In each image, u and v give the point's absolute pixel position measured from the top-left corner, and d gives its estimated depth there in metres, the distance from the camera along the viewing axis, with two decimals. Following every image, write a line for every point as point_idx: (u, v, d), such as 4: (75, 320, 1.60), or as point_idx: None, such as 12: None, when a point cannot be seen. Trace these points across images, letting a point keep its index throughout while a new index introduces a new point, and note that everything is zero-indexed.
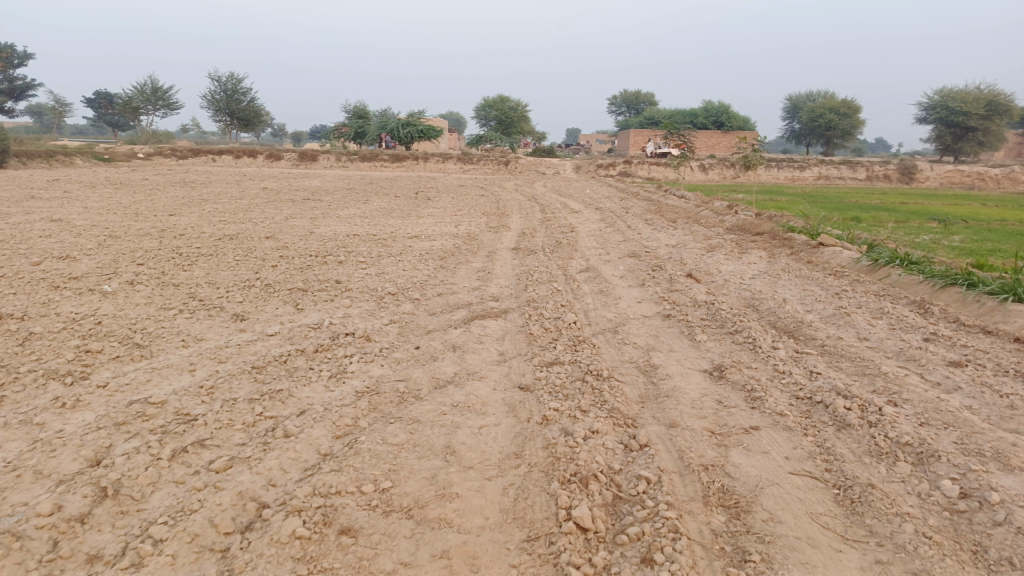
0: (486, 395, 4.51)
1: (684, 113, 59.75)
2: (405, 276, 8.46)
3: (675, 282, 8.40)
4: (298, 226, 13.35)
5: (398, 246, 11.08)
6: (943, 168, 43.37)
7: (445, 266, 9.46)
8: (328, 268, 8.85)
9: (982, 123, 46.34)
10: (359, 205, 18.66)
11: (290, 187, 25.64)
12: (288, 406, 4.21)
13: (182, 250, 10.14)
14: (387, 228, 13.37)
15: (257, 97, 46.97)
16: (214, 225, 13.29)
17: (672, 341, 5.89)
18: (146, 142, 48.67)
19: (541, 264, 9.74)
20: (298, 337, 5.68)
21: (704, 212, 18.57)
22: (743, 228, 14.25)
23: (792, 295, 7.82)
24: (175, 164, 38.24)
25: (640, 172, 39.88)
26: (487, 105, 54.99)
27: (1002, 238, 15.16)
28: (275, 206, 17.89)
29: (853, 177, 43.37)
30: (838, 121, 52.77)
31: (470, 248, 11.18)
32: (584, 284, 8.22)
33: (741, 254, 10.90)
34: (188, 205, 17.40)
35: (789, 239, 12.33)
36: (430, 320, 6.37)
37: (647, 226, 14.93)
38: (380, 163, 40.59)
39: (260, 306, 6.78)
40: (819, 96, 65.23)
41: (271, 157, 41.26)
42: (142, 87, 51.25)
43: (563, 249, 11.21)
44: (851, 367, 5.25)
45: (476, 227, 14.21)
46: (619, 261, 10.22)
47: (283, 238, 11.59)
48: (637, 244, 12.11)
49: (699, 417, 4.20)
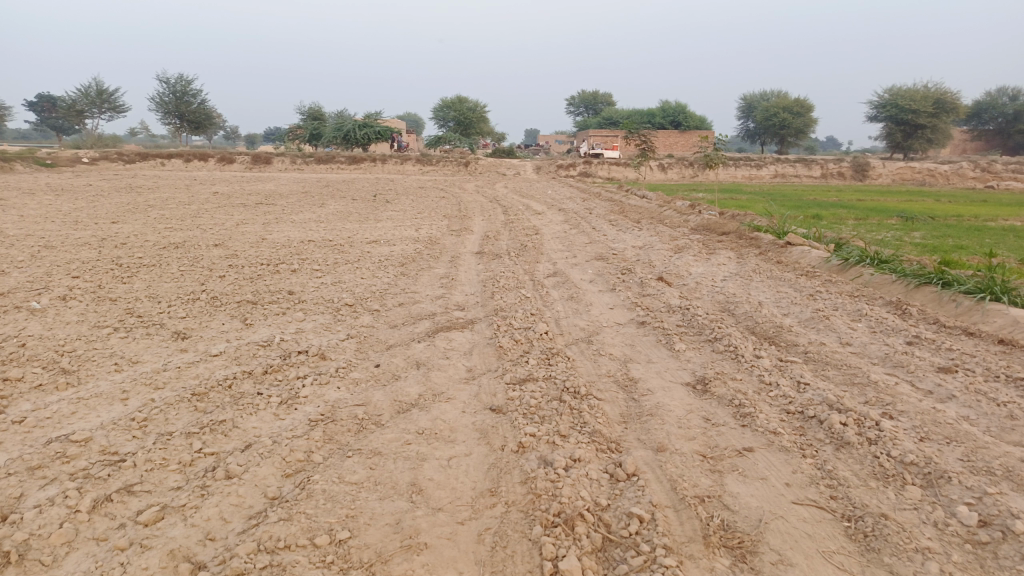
0: (455, 419, 4.10)
1: (642, 113, 60.03)
2: (363, 285, 8.00)
3: (646, 285, 8.10)
4: (250, 233, 12.75)
5: (356, 252, 10.59)
6: (894, 165, 44.28)
7: (406, 272, 9.03)
8: (280, 278, 8.34)
9: (930, 120, 47.48)
10: (315, 209, 18.05)
11: (243, 191, 24.81)
12: (231, 439, 3.75)
13: (123, 261, 9.50)
14: (344, 233, 12.85)
15: (208, 99, 45.70)
16: (159, 233, 12.61)
17: (650, 351, 5.56)
18: (91, 145, 46.98)
19: (506, 269, 9.36)
20: (245, 357, 5.20)
21: (667, 211, 18.42)
22: (708, 228, 14.08)
23: (766, 297, 7.58)
24: (123, 168, 36.91)
25: (601, 172, 39.84)
26: (445, 106, 54.49)
27: (961, 234, 15.28)
28: (226, 211, 17.18)
29: (808, 175, 44.00)
30: (792, 120, 53.60)
31: (431, 253, 10.75)
32: (552, 290, 7.87)
33: (710, 255, 10.68)
34: (133, 212, 16.57)
35: (756, 238, 12.18)
36: (391, 334, 5.93)
37: (612, 227, 14.67)
38: (337, 165, 39.79)
39: (205, 322, 6.26)
40: (773, 96, 66.23)
41: (224, 161, 40.10)
42: (86, 89, 49.42)
43: (528, 253, 10.85)
44: (839, 376, 4.99)
45: (437, 230, 13.76)
46: (586, 264, 9.91)
47: (233, 246, 11.00)
48: (603, 246, 11.81)
49: (687, 439, 3.86)
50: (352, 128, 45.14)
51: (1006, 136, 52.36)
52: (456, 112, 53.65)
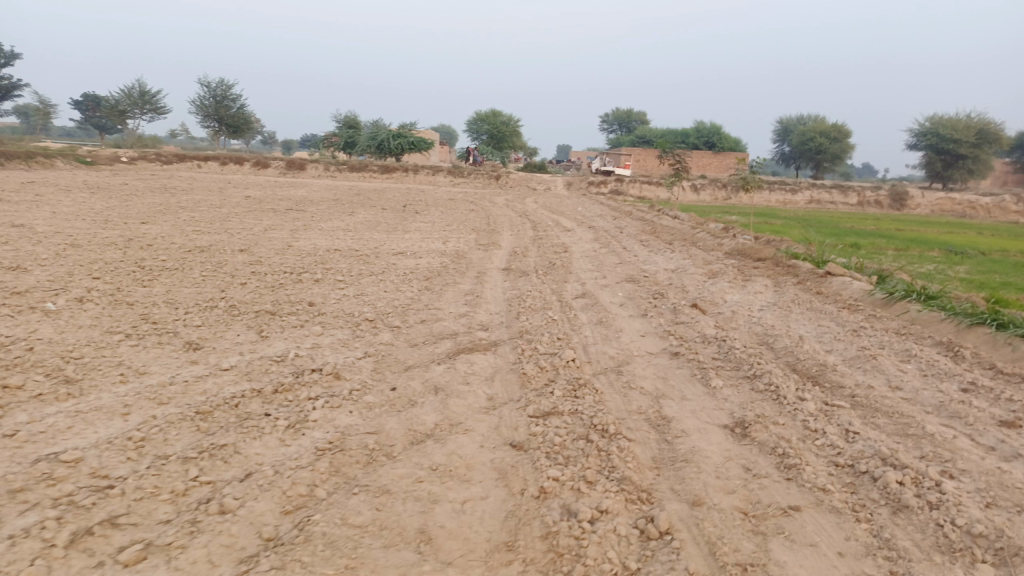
0: (472, 454, 3.81)
1: (676, 132, 59.54)
2: (385, 299, 7.75)
3: (680, 312, 7.74)
4: (276, 239, 12.62)
5: (381, 264, 10.37)
6: (934, 195, 43.25)
7: (430, 287, 8.77)
8: (302, 288, 8.13)
9: (972, 150, 46.36)
10: (343, 217, 17.93)
11: (274, 196, 24.87)
12: (230, 467, 3.50)
13: (146, 263, 9.39)
14: (370, 243, 12.65)
15: (246, 103, 46.26)
16: (186, 235, 12.53)
17: (683, 386, 5.21)
18: (131, 144, 47.82)
19: (534, 288, 9.06)
20: (256, 373, 4.96)
21: (700, 234, 17.99)
22: (743, 253, 13.66)
23: (807, 331, 7.18)
24: (159, 169, 37.38)
25: (632, 191, 39.44)
26: (479, 119, 54.57)
27: (1008, 270, 14.64)
28: (255, 215, 17.13)
29: (845, 202, 43.14)
30: (829, 145, 52.73)
31: (457, 268, 10.50)
32: (580, 313, 7.55)
33: (746, 282, 10.27)
34: (163, 213, 16.60)
35: (794, 266, 11.73)
36: (411, 354, 5.66)
37: (644, 248, 14.31)
38: (369, 174, 39.93)
39: (220, 332, 6.04)
40: (810, 120, 65.36)
41: (258, 165, 40.45)
42: (129, 89, 50.33)
43: (556, 271, 10.55)
44: (891, 425, 4.60)
45: (464, 244, 13.52)
46: (616, 286, 9.57)
47: (258, 252, 10.85)
48: (634, 267, 11.47)
49: (725, 492, 3.51)
50: (385, 137, 45.33)
51: None
52: (489, 125, 53.67)
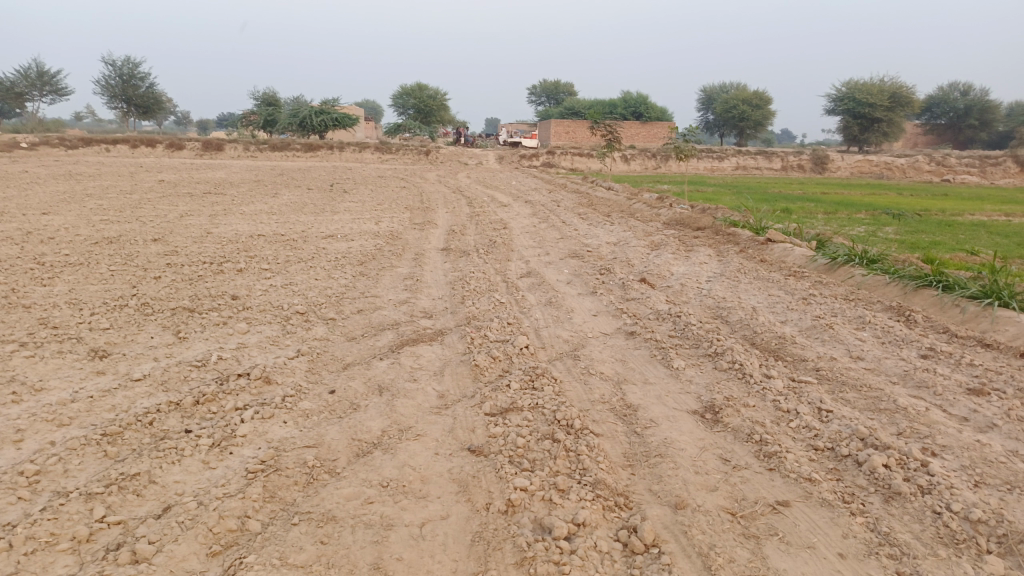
0: (427, 464, 3.40)
1: (604, 103, 59.57)
2: (317, 288, 7.19)
3: (628, 287, 7.47)
4: (194, 227, 11.75)
5: (311, 249, 9.74)
6: (853, 159, 44.68)
7: (365, 272, 8.23)
8: (224, 280, 7.47)
9: (886, 114, 48.03)
10: (267, 200, 17.01)
11: (190, 180, 23.48)
12: (145, 501, 3.00)
13: (45, 258, 8.50)
14: (298, 227, 11.94)
15: (155, 82, 43.68)
16: (92, 226, 11.52)
17: (644, 369, 4.91)
18: (31, 129, 44.60)
19: (475, 268, 8.64)
20: (173, 382, 4.40)
21: (636, 204, 17.86)
22: (681, 223, 13.55)
23: (759, 302, 7.01)
24: (63, 154, 34.94)
25: (564, 163, 39.23)
26: (404, 94, 53.27)
27: (933, 229, 15.04)
28: (171, 201, 16.05)
29: (769, 167, 44.09)
30: (752, 112, 53.75)
31: (392, 250, 9.96)
32: (526, 294, 7.19)
33: (689, 252, 10.11)
34: (67, 202, 15.33)
35: (734, 234, 11.66)
36: (349, 350, 5.17)
37: (582, 221, 14.03)
38: (293, 153, 38.43)
39: (131, 335, 5.40)
40: (732, 88, 66.58)
41: (173, 147, 38.34)
42: (25, 69, 46.80)
43: (497, 250, 10.14)
44: (861, 399, 4.42)
45: (398, 224, 12.93)
46: (560, 263, 9.23)
47: (174, 242, 10.03)
48: (575, 242, 11.17)
49: (708, 489, 3.23)
50: (308, 115, 43.68)
51: (957, 131, 53.36)
52: (416, 99, 52.40)
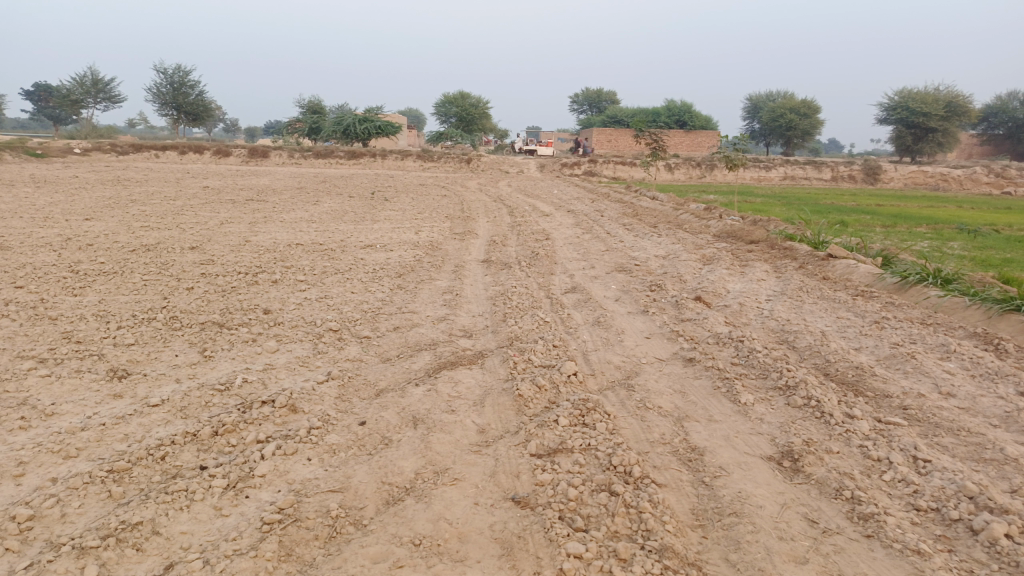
0: (467, 518, 2.97)
1: (647, 112, 58.80)
2: (353, 302, 6.84)
3: (683, 306, 6.96)
4: (232, 235, 11.57)
5: (348, 259, 9.43)
6: (906, 169, 43.15)
7: (403, 285, 7.86)
8: (258, 292, 7.17)
9: (941, 123, 46.35)
10: (308, 207, 16.86)
11: (233, 186, 23.58)
12: (146, 558, 2.63)
13: (80, 266, 8.34)
14: (336, 236, 11.68)
15: (204, 90, 44.47)
16: (132, 232, 11.42)
17: (707, 403, 4.41)
18: (87, 136, 45.82)
19: (518, 282, 8.21)
20: (194, 409, 4.05)
21: (684, 215, 17.26)
22: (733, 235, 12.93)
23: (828, 325, 6.44)
24: (114, 160, 35.68)
25: (606, 171, 38.66)
26: (446, 102, 53.34)
27: (1003, 244, 14.12)
28: (212, 208, 15.99)
29: (818, 178, 42.82)
30: (799, 121, 52.45)
31: (432, 261, 9.59)
32: (573, 312, 6.72)
33: (744, 268, 9.53)
34: (111, 208, 15.36)
35: (790, 249, 11.03)
36: (383, 373, 4.78)
37: (628, 232, 13.52)
38: (335, 160, 38.65)
39: (155, 353, 5.09)
40: (779, 96, 65.22)
41: (219, 154, 38.86)
42: (81, 78, 48.22)
43: (541, 262, 9.70)
44: (961, 445, 3.86)
45: (438, 234, 12.58)
46: (608, 278, 8.75)
47: (211, 250, 9.83)
48: (622, 255, 10.68)
49: (796, 562, 2.74)
50: (352, 122, 43.92)
51: (1016, 141, 51.22)
52: (457, 107, 52.39)
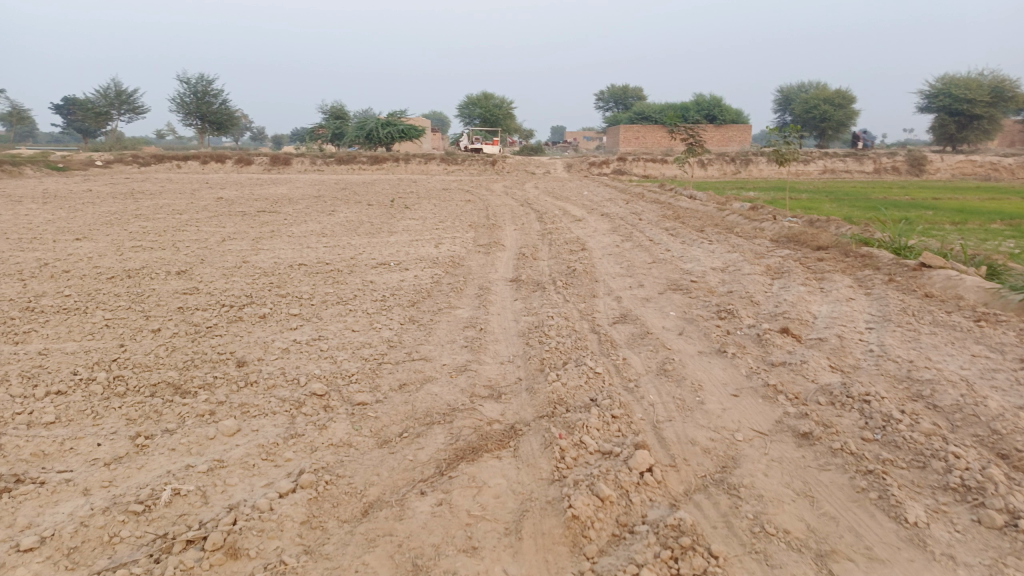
0: None
1: (677, 106, 56.91)
2: (352, 346, 5.49)
3: (769, 342, 5.46)
4: (231, 253, 10.31)
5: (355, 283, 8.08)
6: (954, 158, 40.73)
7: (416, 317, 6.49)
8: (237, 333, 5.84)
9: (988, 110, 43.86)
10: (321, 218, 15.59)
11: (249, 196, 22.42)
12: None
13: (40, 301, 7.09)
14: (346, 253, 10.35)
15: (226, 98, 43.68)
16: (119, 255, 10.21)
17: (856, 523, 2.97)
18: (110, 147, 45.45)
19: (555, 309, 6.79)
20: (87, 555, 2.71)
21: (731, 217, 15.67)
22: (795, 242, 11.35)
23: (968, 370, 4.92)
24: (135, 172, 34.99)
25: (636, 170, 37.02)
26: (470, 103, 52.05)
27: None
28: (218, 222, 14.79)
29: (860, 170, 40.60)
30: (835, 111, 50.21)
31: (452, 282, 8.21)
32: (629, 353, 5.29)
33: (824, 285, 8.01)
34: (110, 224, 14.23)
35: (870, 258, 9.44)
36: (376, 470, 3.40)
37: (674, 239, 12.01)
38: (358, 166, 37.56)
39: (71, 440, 3.74)
40: (812, 87, 62.80)
41: (241, 163, 37.95)
42: (105, 89, 48.00)
43: (581, 280, 8.28)
44: None
45: (460, 247, 11.20)
46: (662, 300, 7.28)
47: (199, 275, 8.55)
48: (673, 268, 9.21)
49: None
50: (374, 127, 42.87)
51: None
52: (481, 108, 51.05)
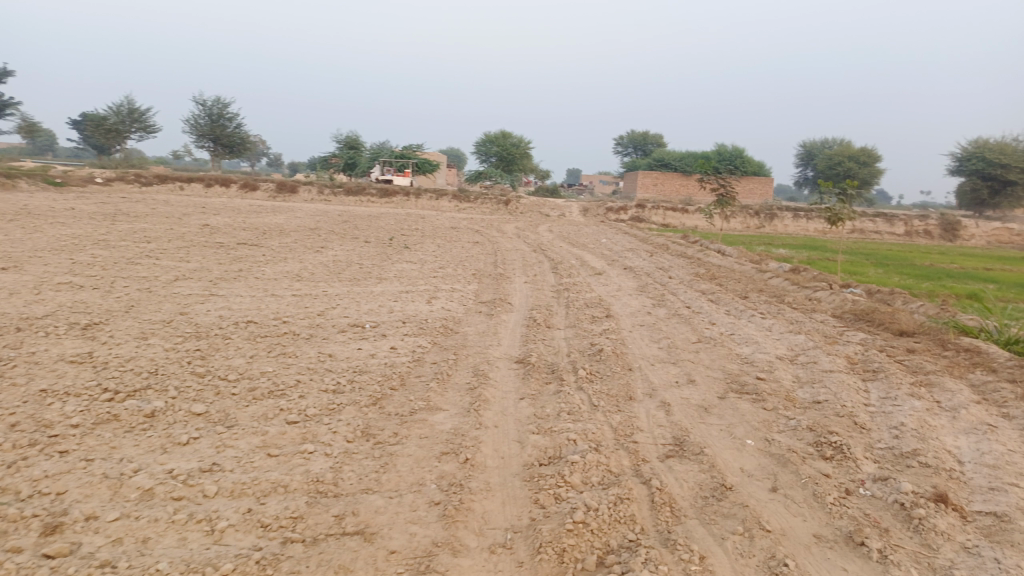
0: None
1: (697, 154, 55.24)
2: (254, 493, 3.44)
3: (928, 529, 3.35)
4: (174, 300, 8.31)
5: (309, 356, 6.04)
6: (989, 225, 38.56)
7: (374, 427, 4.42)
8: (88, 454, 3.80)
9: (1022, 177, 41.73)
10: (306, 256, 13.62)
11: (239, 225, 20.55)
12: None
13: None
14: (315, 307, 8.34)
15: (243, 122, 42.23)
16: (35, 294, 8.23)
17: None
18: (118, 165, 44.11)
19: (577, 421, 4.71)
20: None
21: (773, 281, 13.59)
22: (867, 322, 9.25)
23: None
24: (135, 192, 33.34)
25: (656, 219, 35.12)
26: (486, 140, 50.60)
27: None
28: (186, 255, 12.83)
29: (890, 232, 38.44)
30: (859, 169, 48.23)
31: (439, 361, 6.17)
32: (704, 537, 3.20)
33: (941, 396, 5.89)
34: (61, 251, 12.30)
35: (979, 355, 7.32)
36: None
37: (718, 309, 9.95)
38: (366, 198, 35.82)
39: None
40: (835, 144, 61.07)
41: (246, 188, 36.30)
42: (118, 106, 46.90)
43: (611, 368, 6.21)
44: None
45: (458, 305, 9.19)
46: (729, 411, 5.18)
47: (110, 333, 6.53)
48: (728, 354, 7.13)
49: None
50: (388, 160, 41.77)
51: None
52: (498, 147, 49.49)
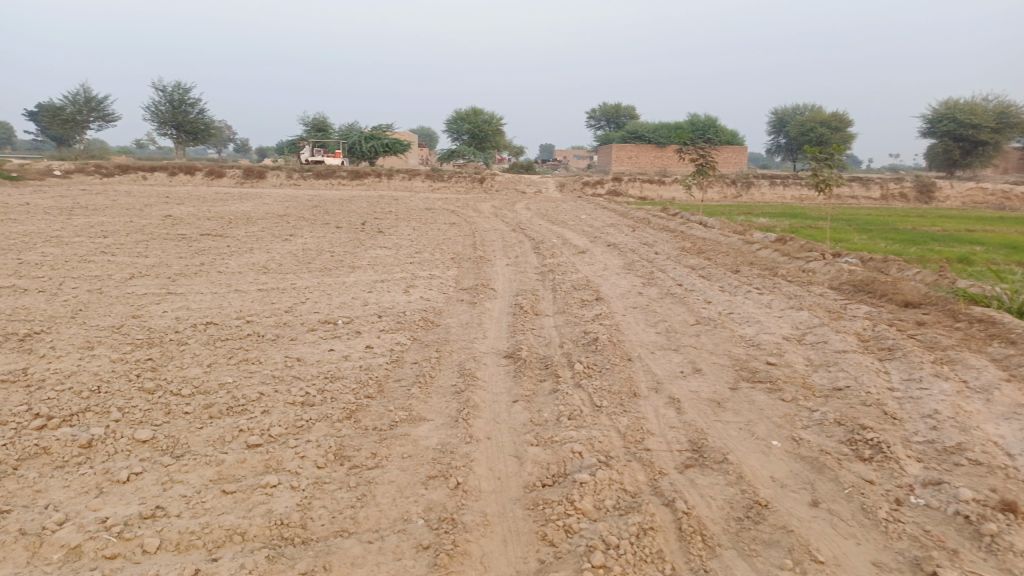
0: None
1: (671, 125, 54.73)
2: (205, 544, 2.86)
3: (1002, 550, 2.86)
4: (127, 302, 7.59)
5: (275, 361, 5.41)
6: (963, 186, 38.55)
7: (349, 447, 3.83)
8: (5, 503, 3.16)
9: (993, 136, 41.71)
10: (273, 245, 12.88)
11: (203, 215, 19.63)
12: None
13: None
14: (282, 303, 7.68)
15: (206, 107, 40.80)
16: None
17: None
18: (77, 156, 42.48)
19: (580, 428, 4.15)
20: None
21: (762, 253, 13.14)
22: (869, 294, 8.78)
23: None
24: (96, 183, 32.02)
25: (633, 192, 34.59)
26: (457, 118, 49.55)
27: None
28: (144, 249, 12.03)
29: (867, 196, 38.29)
30: (832, 134, 47.98)
31: (420, 360, 5.58)
32: None
33: (967, 375, 5.42)
34: (8, 250, 11.45)
35: (993, 325, 6.88)
36: None
37: (711, 285, 9.45)
38: (337, 181, 34.81)
39: None
40: (807, 109, 60.80)
41: (212, 174, 35.08)
42: (74, 95, 45.12)
43: (608, 359, 5.65)
44: None
45: (437, 293, 8.58)
46: (745, 406, 4.66)
47: (50, 343, 5.83)
48: (731, 337, 6.61)
49: None
50: (358, 141, 40.93)
51: None
52: (469, 124, 48.52)
